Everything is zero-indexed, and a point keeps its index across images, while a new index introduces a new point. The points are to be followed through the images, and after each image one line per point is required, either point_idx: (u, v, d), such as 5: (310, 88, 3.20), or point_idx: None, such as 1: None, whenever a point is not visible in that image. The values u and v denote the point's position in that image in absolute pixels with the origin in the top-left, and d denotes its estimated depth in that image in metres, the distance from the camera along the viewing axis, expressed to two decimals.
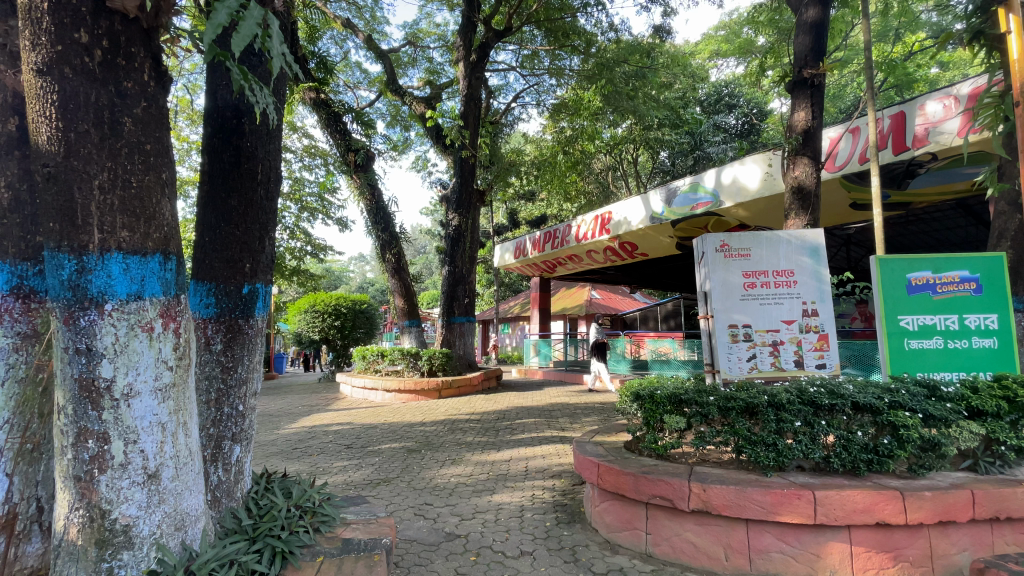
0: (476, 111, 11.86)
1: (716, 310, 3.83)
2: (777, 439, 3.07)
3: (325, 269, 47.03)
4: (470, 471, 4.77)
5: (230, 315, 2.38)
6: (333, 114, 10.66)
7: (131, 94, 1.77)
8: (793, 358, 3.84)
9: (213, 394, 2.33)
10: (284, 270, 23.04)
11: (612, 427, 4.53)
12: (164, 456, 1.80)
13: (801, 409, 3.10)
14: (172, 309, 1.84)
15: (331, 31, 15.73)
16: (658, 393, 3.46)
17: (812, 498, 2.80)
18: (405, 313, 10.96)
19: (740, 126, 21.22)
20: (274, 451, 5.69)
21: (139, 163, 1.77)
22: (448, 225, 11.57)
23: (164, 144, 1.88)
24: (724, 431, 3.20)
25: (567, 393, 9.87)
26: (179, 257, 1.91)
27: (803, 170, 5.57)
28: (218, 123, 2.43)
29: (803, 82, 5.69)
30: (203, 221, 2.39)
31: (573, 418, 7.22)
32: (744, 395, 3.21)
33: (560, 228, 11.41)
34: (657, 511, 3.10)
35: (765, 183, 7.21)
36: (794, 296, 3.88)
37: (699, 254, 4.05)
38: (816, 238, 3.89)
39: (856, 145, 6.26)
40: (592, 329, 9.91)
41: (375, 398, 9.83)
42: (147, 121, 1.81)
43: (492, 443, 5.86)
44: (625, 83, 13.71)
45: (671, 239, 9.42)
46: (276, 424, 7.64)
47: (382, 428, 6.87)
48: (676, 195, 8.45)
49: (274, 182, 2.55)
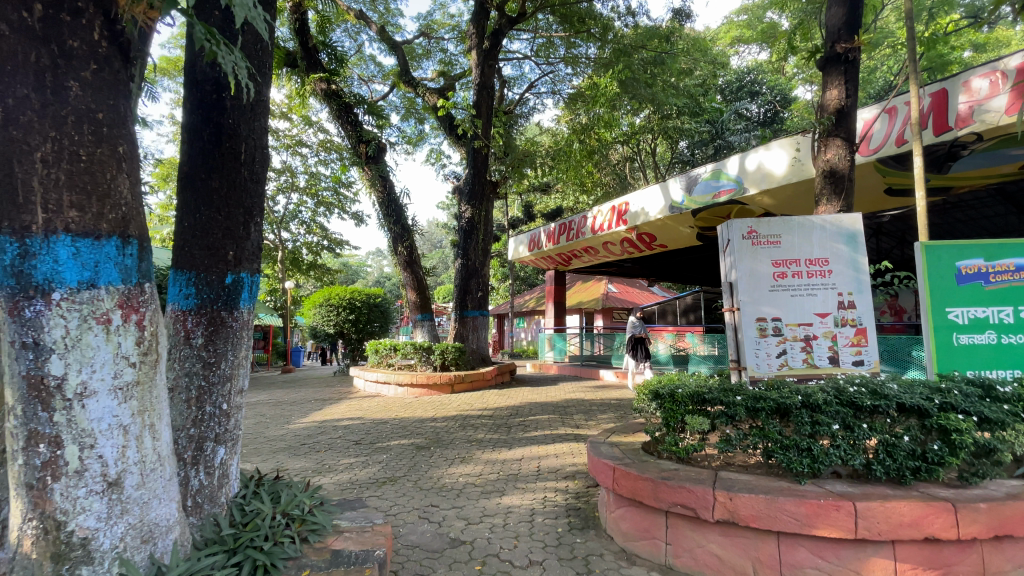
0: (489, 100, 11.59)
1: (743, 302, 3.52)
2: (812, 443, 2.78)
3: (342, 264, 47.51)
4: (480, 471, 4.56)
5: (212, 307, 2.20)
6: (344, 105, 10.53)
7: (78, 54, 1.63)
8: (828, 354, 3.53)
9: (193, 392, 2.15)
10: (301, 264, 23.26)
11: (629, 427, 4.27)
12: (127, 461, 1.64)
13: (840, 411, 2.80)
14: (133, 299, 1.70)
15: (345, 23, 15.65)
16: (679, 392, 3.19)
17: (853, 510, 2.52)
18: (417, 307, 10.79)
19: (763, 114, 20.66)
20: (281, 447, 5.58)
21: (90, 133, 1.64)
22: (460, 217, 11.36)
23: (121, 112, 1.74)
24: (753, 434, 2.92)
25: (583, 389, 9.61)
26: (141, 240, 1.77)
27: (836, 153, 5.18)
28: (198, 98, 2.25)
29: (836, 58, 5.30)
30: (182, 204, 2.22)
31: (588, 415, 6.97)
32: (774, 394, 2.92)
33: (576, 220, 11.11)
34: (678, 519, 2.85)
35: (792, 169, 6.82)
36: (829, 286, 3.56)
37: (724, 241, 3.74)
38: (853, 224, 3.58)
39: (893, 126, 5.85)
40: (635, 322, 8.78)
41: (388, 392, 9.72)
42: (98, 86, 1.68)
43: (503, 440, 5.66)
44: (643, 70, 13.37)
45: (691, 230, 9.05)
46: (287, 418, 7.58)
47: (393, 423, 6.73)
48: (696, 182, 8.10)
49: (259, 163, 2.35)
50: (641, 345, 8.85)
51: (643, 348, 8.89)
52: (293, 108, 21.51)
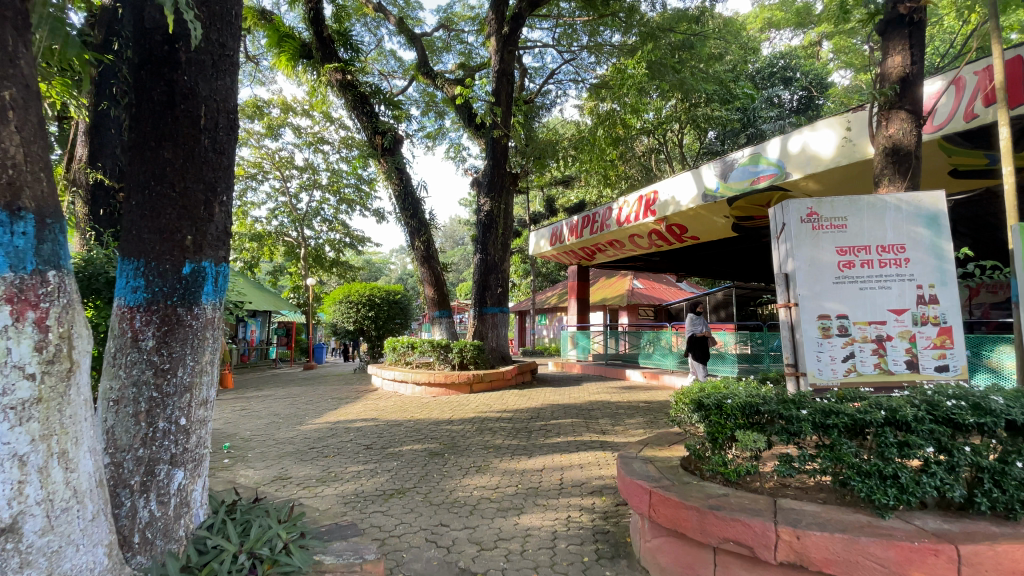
0: (509, 88, 11.11)
1: (802, 297, 3.00)
2: (899, 470, 2.26)
3: (365, 261, 47.97)
4: (497, 483, 4.14)
5: (166, 302, 1.84)
6: (360, 95, 10.19)
7: None
8: (904, 358, 2.98)
9: (143, 406, 1.82)
10: (324, 261, 23.41)
11: (664, 438, 3.79)
12: (27, 502, 1.52)
13: (934, 430, 2.28)
14: (25, 293, 1.61)
15: (364, 17, 15.44)
16: (730, 402, 2.72)
17: (956, 556, 1.99)
18: (435, 303, 10.44)
19: (797, 101, 19.73)
20: (288, 451, 5.27)
21: None
22: (479, 210, 10.96)
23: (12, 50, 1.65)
24: (825, 455, 2.42)
25: (608, 390, 9.07)
26: (42, 213, 1.69)
27: (901, 127, 4.55)
28: (146, 52, 1.91)
29: (899, 20, 4.66)
30: (131, 179, 1.88)
31: (615, 419, 6.48)
32: (850, 409, 2.41)
33: (600, 212, 10.58)
34: (728, 557, 2.37)
35: (841, 150, 6.17)
36: (906, 277, 3.00)
37: (778, 226, 3.24)
38: (934, 204, 3.02)
39: (960, 99, 5.15)
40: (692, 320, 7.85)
41: (405, 391, 9.40)
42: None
43: (524, 447, 5.22)
44: (670, 54, 12.77)
45: (726, 220, 8.42)
46: (301, 418, 7.34)
47: (407, 425, 6.37)
48: (732, 168, 7.52)
49: (224, 130, 1.99)
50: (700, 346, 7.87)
51: (705, 350, 7.88)
52: (315, 105, 21.56)
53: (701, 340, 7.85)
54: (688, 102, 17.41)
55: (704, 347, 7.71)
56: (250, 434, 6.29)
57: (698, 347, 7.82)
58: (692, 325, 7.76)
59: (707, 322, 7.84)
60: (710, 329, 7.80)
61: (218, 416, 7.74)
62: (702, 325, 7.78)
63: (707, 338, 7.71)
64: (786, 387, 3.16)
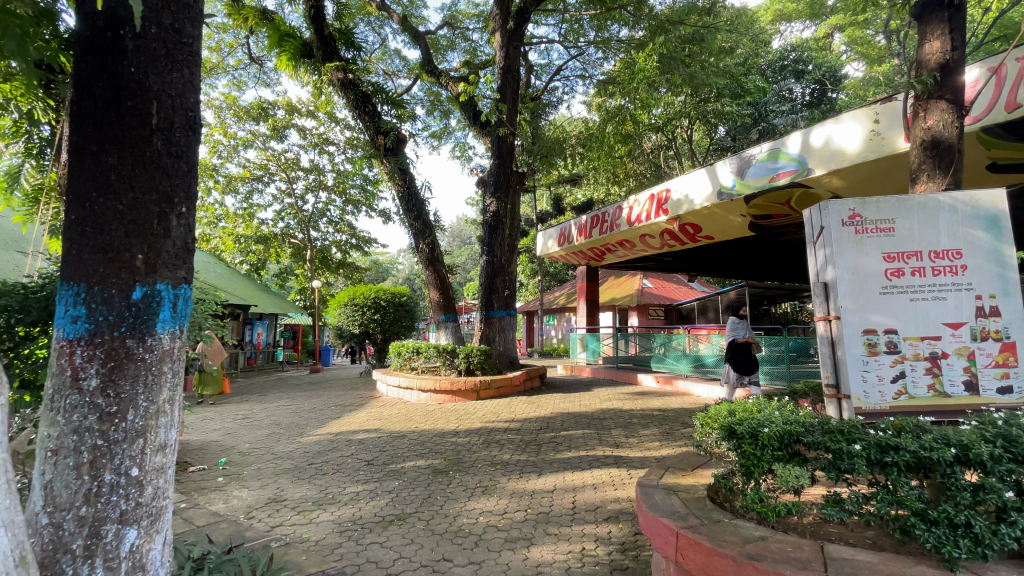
0: (514, 84, 10.79)
1: (845, 309, 2.69)
2: (972, 517, 1.95)
3: (372, 261, 48.02)
4: (505, 508, 3.84)
5: (112, 334, 1.76)
6: (362, 94, 9.94)
7: None
8: (963, 379, 2.63)
9: (85, 456, 1.73)
10: (330, 263, 23.32)
11: (687, 462, 3.48)
12: None
13: (1014, 471, 1.97)
14: None
15: (367, 16, 15.24)
16: (768, 431, 2.39)
17: None
18: (441, 307, 10.17)
19: (809, 95, 19.43)
20: (285, 468, 5.02)
21: None
22: (485, 211, 10.69)
23: None
24: (883, 497, 2.12)
25: (620, 396, 8.73)
26: None
27: (940, 118, 4.20)
28: (89, 40, 1.82)
29: (937, 2, 4.31)
30: (72, 190, 1.79)
31: (628, 430, 6.17)
32: (913, 445, 2.11)
33: (609, 211, 10.26)
34: None
35: (869, 144, 5.81)
36: (964, 287, 2.67)
37: (814, 230, 2.93)
38: (994, 203, 2.69)
39: (1002, 87, 4.77)
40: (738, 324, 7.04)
41: (411, 398, 9.15)
42: None
43: (533, 463, 4.93)
44: (680, 48, 12.47)
45: (743, 219, 8.06)
46: (303, 428, 7.11)
47: (412, 437, 6.11)
48: (749, 165, 7.20)
49: (180, 128, 1.91)
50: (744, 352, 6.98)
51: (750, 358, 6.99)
52: (320, 105, 21.49)
53: (745, 348, 7.01)
54: (698, 97, 17.07)
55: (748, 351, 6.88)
56: (249, 447, 6.06)
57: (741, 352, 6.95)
58: (734, 327, 6.96)
59: (753, 328, 7.02)
60: (756, 337, 6.97)
61: (218, 427, 7.52)
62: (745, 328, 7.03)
63: (752, 345, 6.87)
64: (829, 413, 2.83)
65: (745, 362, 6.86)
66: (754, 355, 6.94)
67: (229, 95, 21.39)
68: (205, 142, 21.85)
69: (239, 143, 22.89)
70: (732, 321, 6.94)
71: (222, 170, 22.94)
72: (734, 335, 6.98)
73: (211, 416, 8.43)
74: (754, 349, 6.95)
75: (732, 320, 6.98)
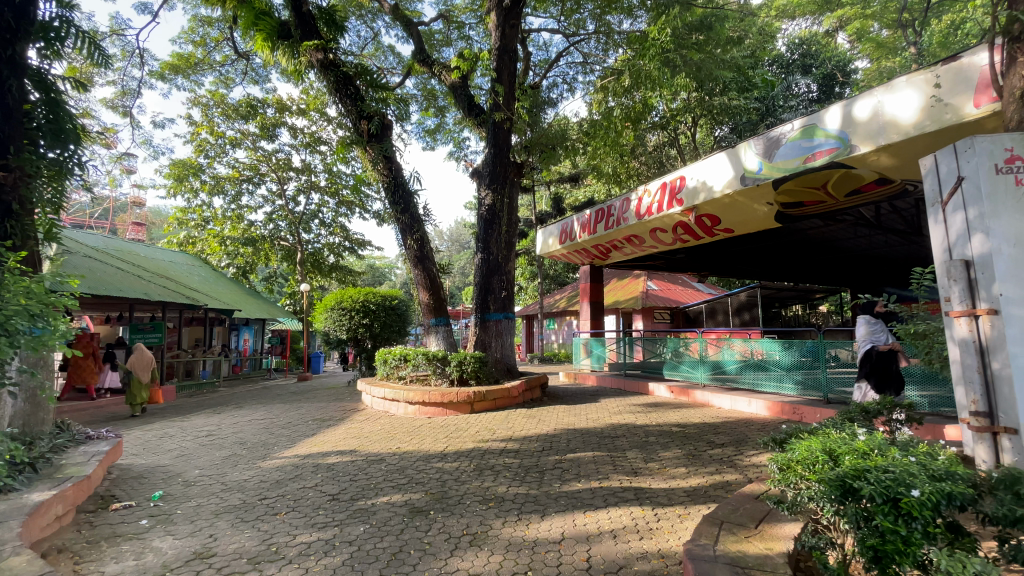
0: (512, 66, 9.91)
1: (1005, 301, 2.32)
2: None
3: (367, 265, 47.21)
4: (497, 569, 2.90)
5: None
6: (343, 75, 9.07)
7: None
8: None
9: None
10: (323, 266, 22.59)
11: (745, 515, 2.53)
12: None
13: None
14: None
15: (358, 8, 14.48)
16: (919, 496, 1.55)
17: None
18: (431, 310, 9.26)
19: (816, 92, 19.07)
20: (229, 506, 4.10)
21: None
22: (480, 205, 9.82)
23: None
24: None
25: (632, 409, 7.78)
26: None
27: None
28: None
29: None
30: None
31: (645, 452, 5.25)
32: None
33: (616, 204, 9.39)
34: None
35: (928, 112, 4.92)
36: None
37: (953, 199, 2.57)
38: None
39: None
40: (862, 327, 5.19)
41: (396, 411, 8.23)
42: None
43: (534, 498, 3.98)
44: (689, 34, 11.73)
45: (769, 209, 7.14)
46: (268, 449, 6.17)
47: (392, 462, 5.19)
48: (779, 146, 6.33)
49: None
50: (880, 366, 5.07)
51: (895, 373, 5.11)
52: (312, 102, 20.79)
53: (879, 360, 5.09)
54: (703, 92, 16.30)
55: (884, 364, 5.04)
56: (198, 475, 5.15)
57: (880, 366, 5.06)
58: (870, 332, 5.10)
59: (888, 330, 5.08)
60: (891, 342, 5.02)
61: (174, 448, 6.61)
62: (876, 334, 5.09)
63: (885, 356, 5.05)
64: (983, 457, 2.36)
65: (891, 378, 5.00)
66: (889, 368, 5.06)
67: (216, 93, 20.64)
68: (192, 141, 21.08)
69: (228, 142, 22.12)
70: (862, 322, 5.22)
71: (210, 171, 22.15)
72: (873, 342, 5.07)
73: (171, 434, 7.50)
74: (886, 361, 5.06)
75: (866, 319, 5.20)
